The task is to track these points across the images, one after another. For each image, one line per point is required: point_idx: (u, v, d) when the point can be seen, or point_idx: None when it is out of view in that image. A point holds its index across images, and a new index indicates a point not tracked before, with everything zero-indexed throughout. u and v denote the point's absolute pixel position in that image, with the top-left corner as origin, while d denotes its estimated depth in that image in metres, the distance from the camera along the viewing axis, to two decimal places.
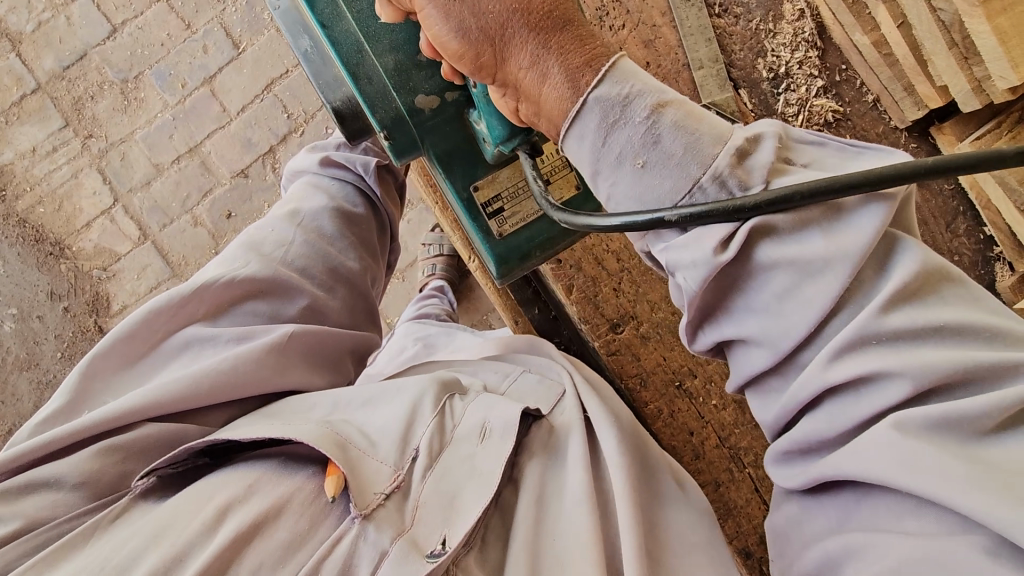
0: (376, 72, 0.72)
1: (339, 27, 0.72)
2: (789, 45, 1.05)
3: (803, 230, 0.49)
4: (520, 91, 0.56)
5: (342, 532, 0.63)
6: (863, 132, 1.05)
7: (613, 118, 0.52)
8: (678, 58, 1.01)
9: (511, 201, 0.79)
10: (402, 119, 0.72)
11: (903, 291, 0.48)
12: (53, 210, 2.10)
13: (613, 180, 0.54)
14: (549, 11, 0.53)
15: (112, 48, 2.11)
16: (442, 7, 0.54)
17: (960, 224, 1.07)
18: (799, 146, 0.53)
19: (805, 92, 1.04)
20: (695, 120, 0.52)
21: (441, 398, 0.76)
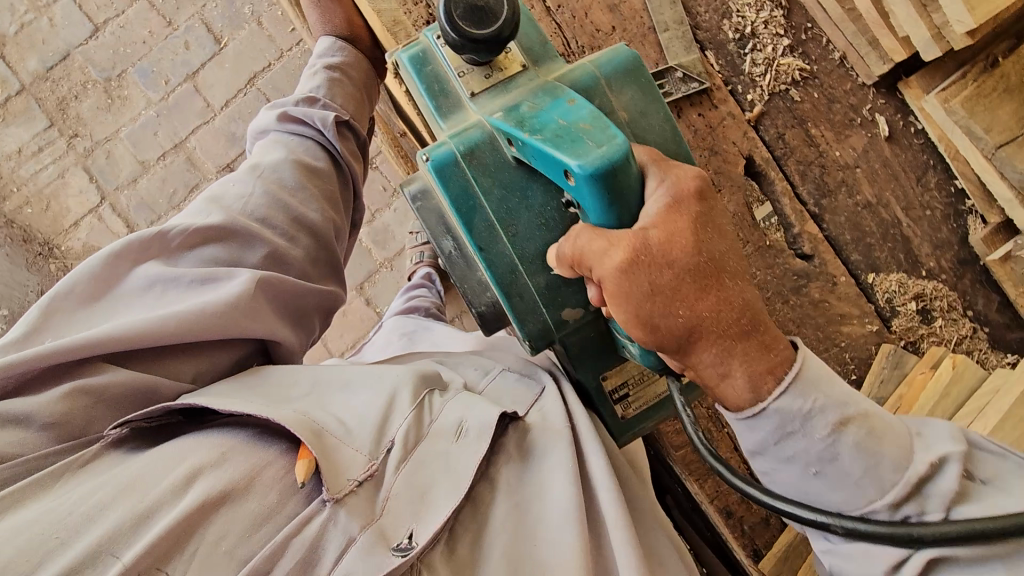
0: (528, 290, 0.78)
1: (495, 249, 0.77)
2: (753, 6, 1.05)
3: (986, 562, 0.55)
4: (695, 371, 0.65)
5: (311, 514, 0.65)
6: (831, 90, 1.05)
7: (791, 427, 0.63)
8: (644, 21, 1.03)
9: (635, 387, 0.88)
10: (505, 259, 0.77)
11: (959, 495, 0.58)
12: (40, 211, 2.10)
13: (778, 465, 0.65)
14: (738, 319, 0.62)
15: (95, 48, 2.13)
16: (629, 303, 0.62)
17: (931, 178, 1.06)
18: (978, 455, 0.61)
19: (771, 52, 1.05)
20: (878, 436, 0.61)
21: (420, 393, 0.78)
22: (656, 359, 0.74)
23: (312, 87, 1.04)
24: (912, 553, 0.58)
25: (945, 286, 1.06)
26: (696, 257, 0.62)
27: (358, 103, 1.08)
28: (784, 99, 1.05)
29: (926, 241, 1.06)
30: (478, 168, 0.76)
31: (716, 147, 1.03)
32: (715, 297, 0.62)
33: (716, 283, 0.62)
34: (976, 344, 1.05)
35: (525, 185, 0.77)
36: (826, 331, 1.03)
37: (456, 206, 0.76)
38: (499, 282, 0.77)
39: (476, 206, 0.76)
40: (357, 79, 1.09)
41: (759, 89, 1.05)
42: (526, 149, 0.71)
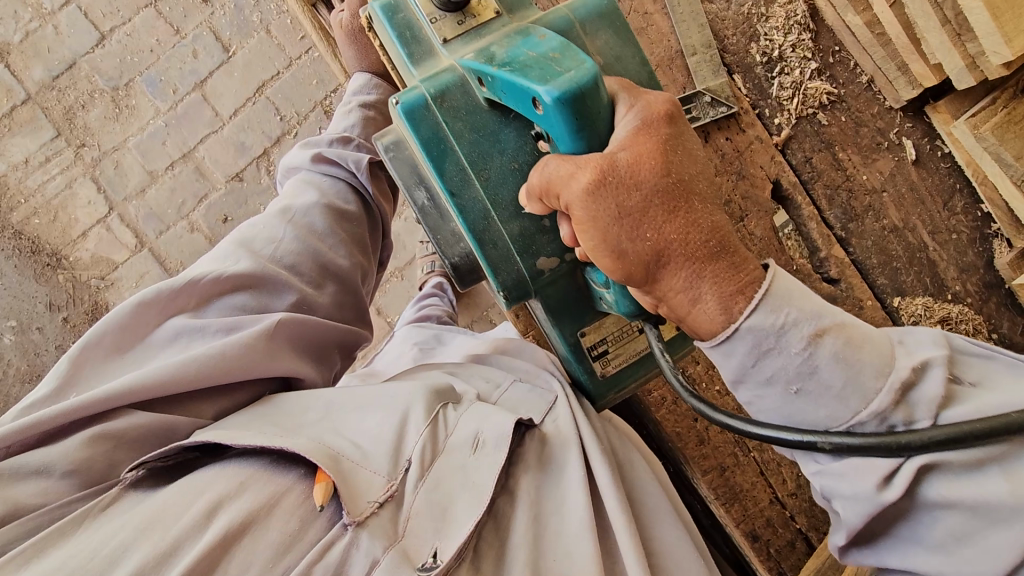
0: (502, 237, 0.73)
1: (467, 194, 0.72)
2: (781, 29, 1.04)
3: (980, 468, 0.52)
4: (665, 301, 0.60)
5: (334, 538, 0.64)
6: (858, 113, 1.05)
7: (767, 344, 0.57)
8: (671, 45, 1.02)
9: (615, 344, 0.84)
10: (479, 206, 0.72)
11: (947, 399, 0.54)
12: (48, 221, 2.09)
13: (759, 393, 0.60)
14: (706, 239, 0.57)
15: (101, 56, 2.10)
16: (595, 227, 0.58)
17: (957, 203, 1.06)
18: (965, 359, 0.57)
19: (798, 76, 1.04)
20: (857, 347, 0.56)
21: (433, 408, 0.76)
22: (632, 302, 0.69)
23: (346, 125, 1.07)
24: (904, 462, 0.54)
25: (971, 309, 1.06)
26: (664, 177, 0.58)
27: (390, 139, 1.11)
28: (812, 123, 1.05)
29: (952, 265, 1.06)
30: (449, 112, 0.71)
31: (743, 171, 1.03)
32: (681, 218, 0.57)
33: (683, 203, 0.58)
34: None
35: (498, 129, 0.72)
36: None
37: (426, 150, 0.71)
38: (471, 230, 0.72)
39: (448, 150, 0.71)
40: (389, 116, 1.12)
41: (786, 113, 1.04)
42: (495, 85, 0.66)
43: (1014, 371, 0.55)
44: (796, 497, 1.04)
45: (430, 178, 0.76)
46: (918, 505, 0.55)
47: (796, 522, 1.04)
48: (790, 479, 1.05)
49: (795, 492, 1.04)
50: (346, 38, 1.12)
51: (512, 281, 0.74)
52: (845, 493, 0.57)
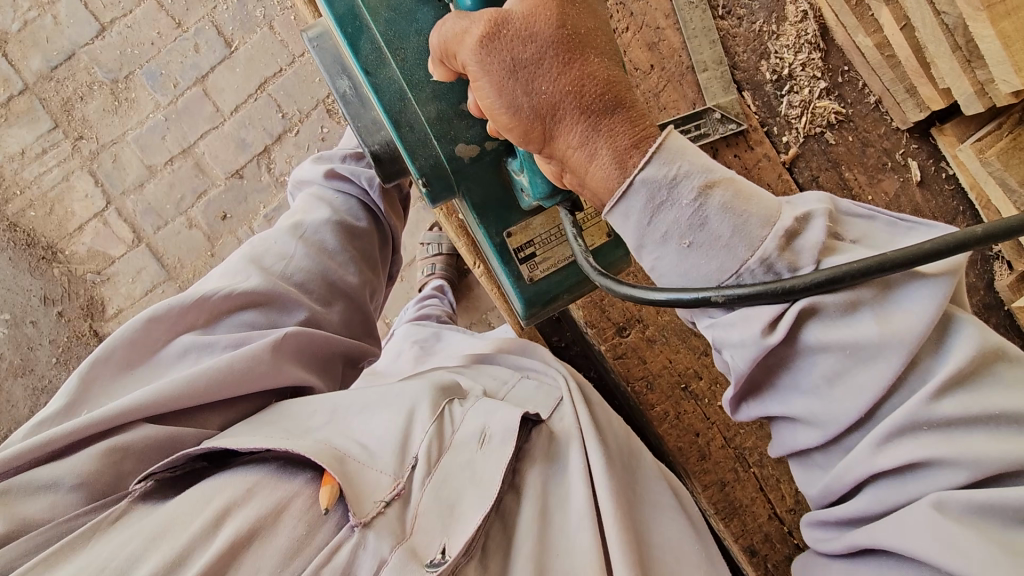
0: (418, 120, 0.72)
1: (383, 75, 0.72)
2: (791, 47, 1.04)
3: (855, 312, 0.51)
4: (566, 164, 0.57)
5: (342, 540, 0.62)
6: (865, 133, 1.06)
7: (659, 197, 0.54)
8: (682, 61, 1.02)
9: (542, 247, 0.80)
10: (394, 87, 0.72)
11: (829, 247, 0.52)
12: (44, 214, 2.07)
13: (658, 255, 0.56)
14: (600, 91, 0.54)
15: (101, 48, 2.08)
16: (490, 82, 0.55)
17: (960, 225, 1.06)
18: (846, 218, 0.56)
19: (807, 94, 1.04)
20: (744, 199, 0.53)
21: (440, 403, 0.75)
22: (543, 179, 0.67)
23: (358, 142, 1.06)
24: (788, 308, 0.52)
25: None
26: (558, 28, 0.54)
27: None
28: (819, 142, 1.06)
29: None
30: None
31: None
32: (574, 71, 0.54)
33: (578, 54, 0.54)
34: None
35: (416, 9, 0.71)
36: None
37: (342, 26, 0.72)
38: (387, 111, 0.72)
39: (363, 27, 0.72)
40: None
41: (794, 132, 1.05)
42: None
43: (891, 231, 0.55)
44: (794, 513, 1.05)
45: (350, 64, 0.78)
46: (797, 353, 0.54)
47: (794, 538, 1.05)
48: (789, 495, 1.05)
49: (794, 509, 1.05)
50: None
51: (429, 167, 0.73)
52: (732, 342, 0.54)
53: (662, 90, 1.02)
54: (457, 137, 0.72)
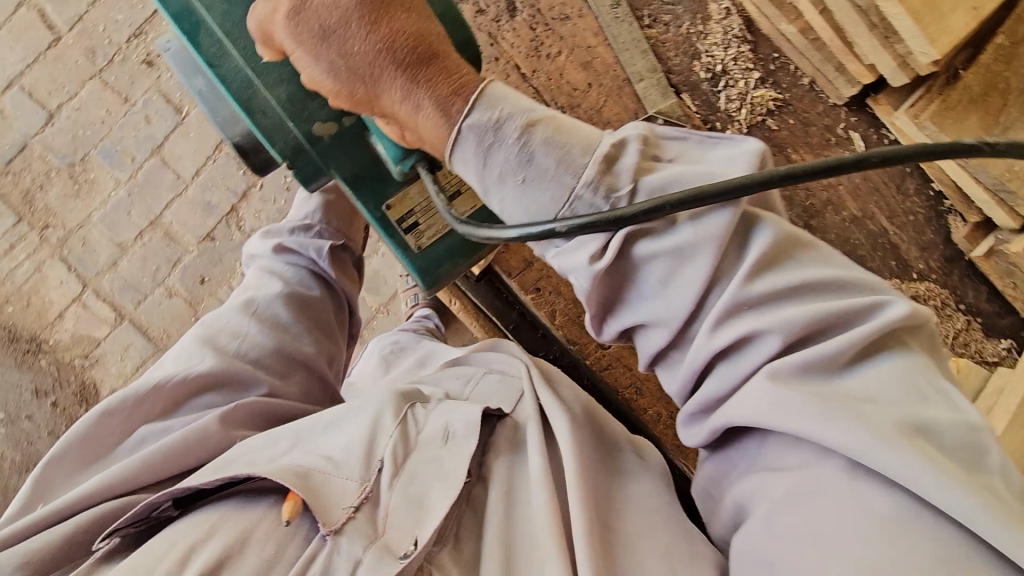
0: (270, 106, 0.74)
1: (227, 64, 0.72)
2: (721, 44, 1.07)
3: (675, 224, 0.54)
4: (400, 122, 0.60)
5: (316, 549, 0.61)
6: (805, 114, 1.09)
7: (487, 141, 0.56)
8: (618, 74, 1.04)
9: (424, 215, 0.81)
10: (240, 73, 0.72)
11: (642, 167, 0.55)
12: (23, 307, 2.06)
13: (501, 197, 0.58)
14: (412, 46, 0.57)
15: (53, 135, 2.07)
16: (306, 51, 0.58)
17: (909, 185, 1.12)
18: (664, 141, 0.59)
19: (743, 87, 1.08)
20: (562, 133, 0.56)
21: (402, 407, 0.75)
22: (393, 142, 0.70)
23: (309, 213, 1.05)
24: (617, 234, 0.55)
25: (936, 285, 1.13)
26: None
27: (355, 220, 1.08)
28: (762, 130, 1.09)
29: (912, 246, 1.13)
30: None
31: None
32: (383, 28, 0.57)
33: (384, 14, 0.57)
34: (974, 339, 1.12)
35: None
36: None
37: (178, 22, 0.71)
38: (237, 98, 0.73)
39: (200, 22, 0.71)
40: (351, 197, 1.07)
41: (737, 124, 1.08)
42: None
43: (701, 146, 0.58)
44: None
45: (199, 64, 0.79)
46: (634, 268, 0.56)
47: None
48: None
49: None
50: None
51: (290, 149, 0.75)
52: (574, 268, 0.57)
53: (603, 106, 1.04)
54: (313, 116, 0.72)
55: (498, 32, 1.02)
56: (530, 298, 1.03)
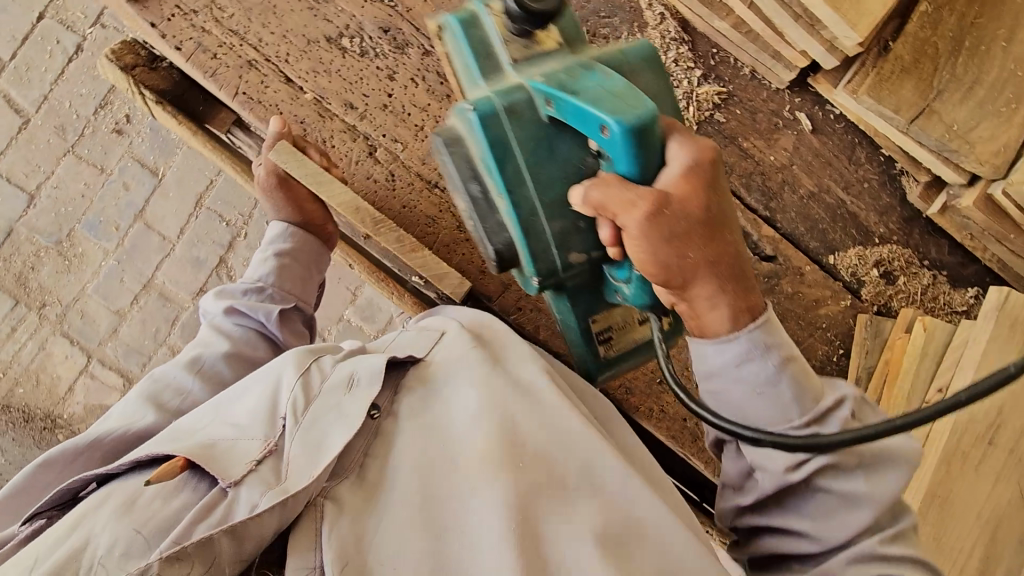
0: (546, 231, 0.77)
1: (522, 191, 0.75)
2: (660, 48, 1.11)
3: (826, 421, 0.70)
4: (686, 304, 0.72)
5: (214, 499, 0.68)
6: (750, 102, 1.13)
7: (752, 353, 0.70)
8: None
9: (619, 331, 0.90)
10: (527, 204, 0.76)
11: (794, 369, 0.71)
12: (32, 387, 2.10)
13: (728, 387, 0.73)
14: (726, 258, 0.70)
15: (36, 215, 2.12)
16: (664, 231, 0.67)
17: (860, 155, 1.16)
18: (867, 409, 0.73)
19: (688, 85, 1.12)
20: (799, 381, 0.71)
21: (305, 365, 0.84)
22: (649, 293, 0.78)
23: (261, 276, 1.04)
24: (812, 457, 0.69)
25: (899, 246, 1.18)
26: (705, 209, 0.69)
27: (307, 284, 1.08)
28: (711, 123, 1.13)
29: (871, 211, 1.17)
30: (517, 125, 0.74)
31: None
32: (716, 243, 0.70)
33: (690, 238, 0.68)
34: (940, 291, 1.17)
35: (552, 139, 0.75)
36: (807, 317, 1.14)
37: (491, 151, 0.74)
38: (529, 252, 0.78)
39: (508, 155, 0.75)
40: (304, 261, 1.09)
41: (686, 122, 1.12)
42: (564, 108, 0.71)
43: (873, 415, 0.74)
44: None
45: (485, 172, 0.78)
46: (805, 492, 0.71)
47: None
48: None
49: None
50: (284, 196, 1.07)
51: (547, 269, 0.80)
52: (763, 464, 0.71)
53: None
54: (571, 248, 0.78)
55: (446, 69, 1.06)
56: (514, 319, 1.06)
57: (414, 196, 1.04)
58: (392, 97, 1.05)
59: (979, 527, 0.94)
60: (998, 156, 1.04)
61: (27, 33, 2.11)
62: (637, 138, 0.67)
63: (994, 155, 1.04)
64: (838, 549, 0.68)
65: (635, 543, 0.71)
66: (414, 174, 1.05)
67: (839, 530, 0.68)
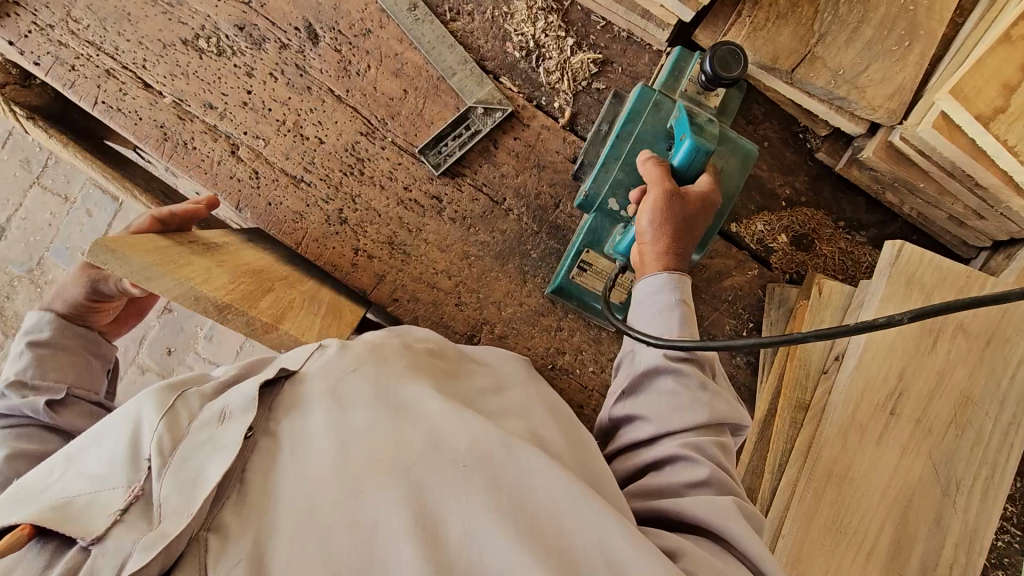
0: (605, 176, 0.94)
1: (623, 145, 0.92)
2: (528, 20, 1.06)
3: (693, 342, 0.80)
4: (641, 253, 0.86)
5: (74, 564, 0.55)
6: (630, 67, 1.08)
7: (661, 304, 0.82)
8: (431, 74, 1.05)
9: (595, 272, 1.00)
10: (616, 149, 0.93)
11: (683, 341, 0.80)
12: None
13: (639, 303, 0.84)
14: (685, 252, 0.85)
15: (7, 247, 2.19)
16: (663, 200, 0.83)
17: (756, 113, 1.08)
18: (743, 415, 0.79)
19: (560, 56, 1.07)
20: (690, 318, 0.82)
21: (168, 400, 0.69)
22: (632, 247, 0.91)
23: (20, 371, 0.97)
24: (687, 362, 0.78)
25: (808, 208, 1.09)
26: (691, 217, 0.84)
27: (77, 369, 1.03)
28: (590, 93, 1.08)
29: (775, 173, 1.09)
30: (655, 112, 0.92)
31: (540, 161, 1.06)
32: (686, 233, 0.85)
33: (683, 231, 0.84)
34: (857, 253, 1.08)
35: (655, 139, 0.92)
36: (709, 292, 1.07)
37: (638, 102, 0.92)
38: (607, 158, 0.93)
39: (637, 112, 0.92)
40: (72, 346, 1.04)
41: (563, 94, 1.07)
42: (677, 122, 0.89)
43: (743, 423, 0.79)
44: None
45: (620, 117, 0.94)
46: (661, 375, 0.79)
47: None
48: None
49: None
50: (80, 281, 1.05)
51: (591, 193, 0.95)
52: (643, 353, 0.81)
53: (423, 109, 1.05)
54: (616, 193, 0.93)
55: (305, 62, 1.04)
56: (391, 309, 1.04)
57: (280, 193, 1.03)
58: (251, 94, 1.03)
59: (885, 503, 0.87)
60: (892, 99, 0.95)
61: None
62: (700, 157, 0.84)
63: (888, 99, 0.95)
64: (669, 435, 0.75)
65: (506, 505, 0.61)
66: (279, 171, 1.03)
67: (678, 426, 0.74)
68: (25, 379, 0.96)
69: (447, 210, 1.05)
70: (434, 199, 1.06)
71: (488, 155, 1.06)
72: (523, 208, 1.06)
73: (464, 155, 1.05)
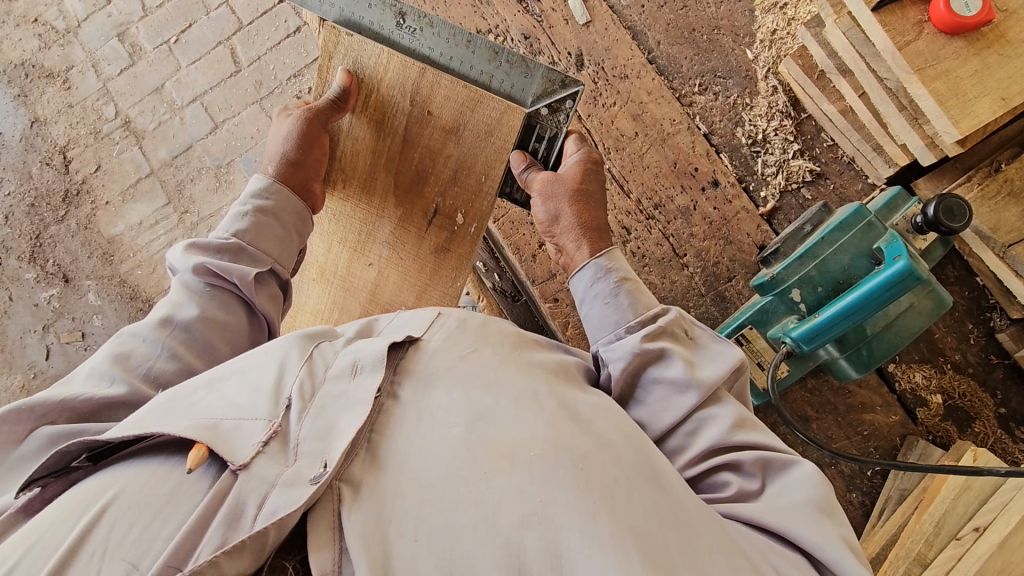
0: (801, 269, 0.99)
1: (833, 253, 0.97)
2: (764, 116, 1.17)
3: None
4: None
5: (224, 487, 0.57)
6: (841, 188, 1.14)
7: None
8: (663, 128, 1.17)
9: (750, 346, 1.04)
10: (819, 247, 0.98)
11: None
12: (149, 273, 2.14)
13: None
14: None
15: None
16: None
17: (948, 274, 1.09)
18: None
19: (781, 155, 1.16)
20: None
21: (307, 350, 0.73)
22: (807, 334, 0.94)
23: (236, 231, 0.91)
24: None
25: (973, 381, 1.07)
26: None
27: (284, 246, 0.95)
28: (796, 197, 1.15)
29: (950, 335, 1.08)
30: (867, 232, 0.96)
31: (730, 237, 1.14)
32: None
33: None
34: (1011, 445, 1.05)
35: (861, 255, 0.96)
36: (846, 418, 1.07)
37: (854, 218, 0.96)
38: (810, 250, 0.98)
39: (847, 224, 0.96)
40: (285, 218, 0.96)
41: (771, 187, 1.16)
42: (895, 245, 0.91)
43: None
44: None
45: (828, 224, 0.98)
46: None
47: None
48: None
49: None
50: (301, 116, 1.00)
51: (780, 276, 0.99)
52: None
53: (645, 153, 1.17)
54: (806, 285, 0.98)
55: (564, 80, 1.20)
56: (549, 306, 1.13)
57: None
58: None
59: None
60: None
61: (269, 6, 2.17)
62: (906, 280, 0.87)
63: None
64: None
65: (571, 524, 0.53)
66: None
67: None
68: (239, 241, 0.90)
69: (631, 243, 1.15)
70: (623, 230, 1.16)
71: (687, 214, 1.15)
72: (700, 268, 1.14)
73: (667, 205, 1.15)
